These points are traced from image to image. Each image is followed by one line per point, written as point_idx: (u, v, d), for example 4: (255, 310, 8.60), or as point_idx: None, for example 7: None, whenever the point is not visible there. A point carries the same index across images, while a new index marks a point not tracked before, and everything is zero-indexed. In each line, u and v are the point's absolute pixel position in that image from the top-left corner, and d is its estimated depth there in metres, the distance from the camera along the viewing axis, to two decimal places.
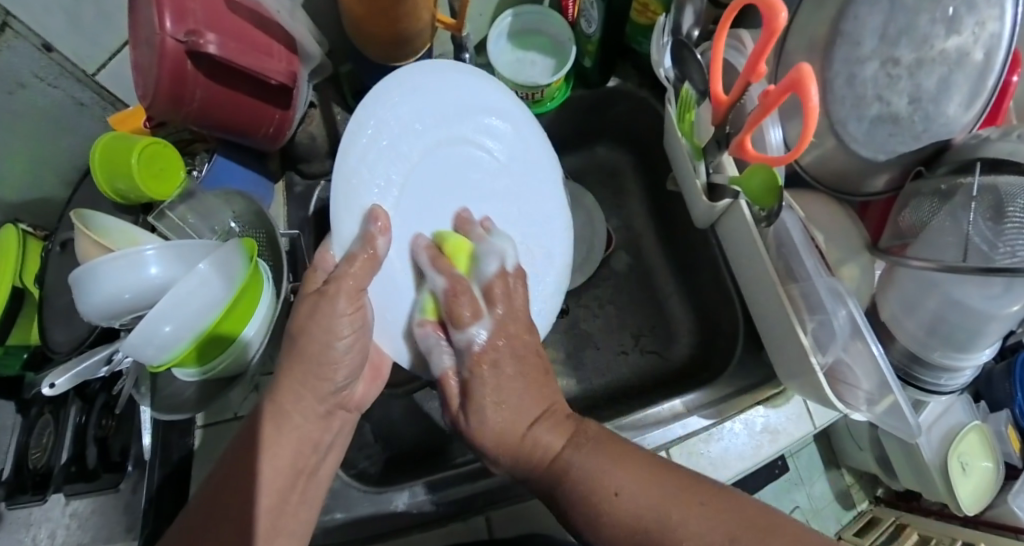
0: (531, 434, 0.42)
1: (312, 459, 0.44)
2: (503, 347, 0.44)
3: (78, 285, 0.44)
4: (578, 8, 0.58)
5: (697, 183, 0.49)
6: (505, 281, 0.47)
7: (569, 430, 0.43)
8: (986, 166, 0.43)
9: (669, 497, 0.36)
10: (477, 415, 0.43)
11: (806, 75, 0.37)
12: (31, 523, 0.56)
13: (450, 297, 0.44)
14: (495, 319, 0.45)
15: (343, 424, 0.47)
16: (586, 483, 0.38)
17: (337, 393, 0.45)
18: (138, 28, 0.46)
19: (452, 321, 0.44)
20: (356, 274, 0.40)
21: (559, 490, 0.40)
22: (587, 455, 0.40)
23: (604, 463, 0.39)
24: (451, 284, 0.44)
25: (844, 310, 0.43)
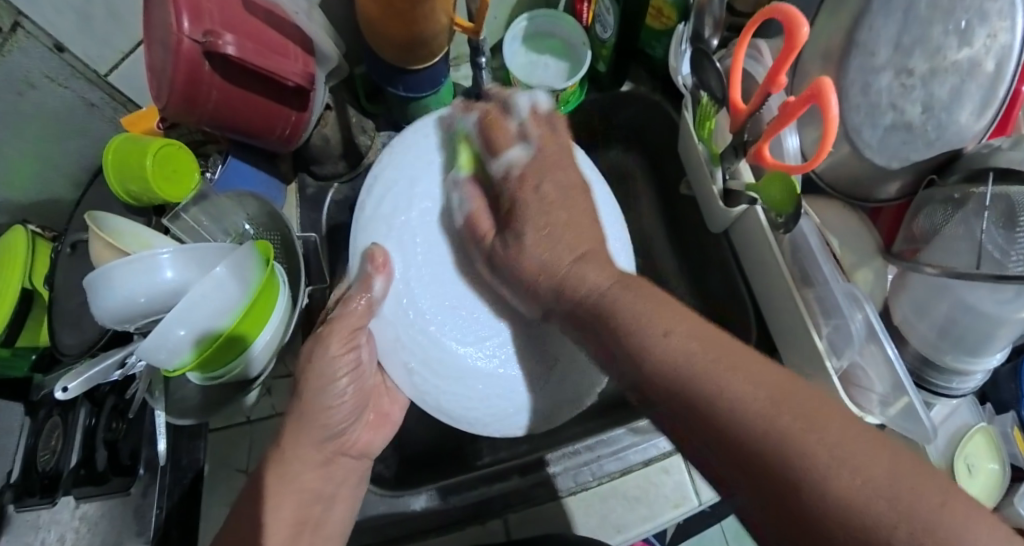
0: (575, 271, 0.37)
1: (314, 510, 0.43)
2: (539, 183, 0.40)
3: (92, 288, 0.43)
4: (592, 13, 0.58)
5: (714, 189, 0.51)
6: (544, 122, 0.43)
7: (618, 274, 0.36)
8: (998, 175, 0.44)
9: (704, 354, 0.29)
10: (518, 232, 0.39)
11: (826, 86, 0.38)
12: (41, 526, 0.55)
13: (485, 131, 0.43)
14: (535, 150, 0.42)
15: (348, 472, 0.47)
16: (634, 328, 0.32)
17: (336, 437, 0.45)
18: (153, 29, 0.45)
19: (490, 152, 0.43)
20: (354, 312, 0.42)
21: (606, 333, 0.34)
22: (640, 307, 0.33)
23: (658, 327, 0.31)
24: (483, 115, 0.44)
25: (860, 314, 0.44)
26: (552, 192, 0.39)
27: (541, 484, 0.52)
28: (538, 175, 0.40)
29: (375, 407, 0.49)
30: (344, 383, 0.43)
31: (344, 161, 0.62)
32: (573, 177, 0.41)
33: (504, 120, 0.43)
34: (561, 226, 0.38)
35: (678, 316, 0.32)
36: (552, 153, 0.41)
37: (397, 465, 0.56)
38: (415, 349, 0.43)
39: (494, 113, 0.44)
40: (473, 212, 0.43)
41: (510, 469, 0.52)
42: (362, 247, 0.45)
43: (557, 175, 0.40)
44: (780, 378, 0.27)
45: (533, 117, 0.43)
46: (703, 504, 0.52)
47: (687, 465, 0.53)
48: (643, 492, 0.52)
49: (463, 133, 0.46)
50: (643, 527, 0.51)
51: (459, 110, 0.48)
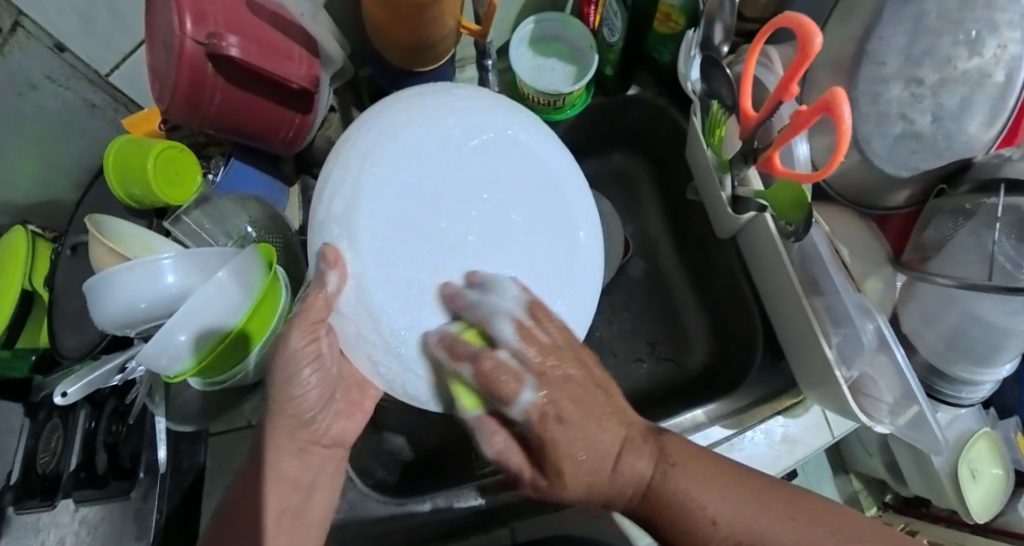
0: (619, 472, 0.41)
1: (295, 499, 0.43)
2: (561, 414, 0.40)
3: (93, 292, 0.43)
4: (599, 16, 0.57)
5: (723, 196, 0.50)
6: (533, 331, 0.40)
7: (653, 449, 0.42)
8: (1009, 186, 0.44)
9: (743, 514, 0.39)
10: (556, 473, 0.41)
11: (839, 97, 0.37)
12: (41, 529, 0.54)
13: (484, 381, 0.38)
14: (543, 394, 0.39)
15: (324, 460, 0.46)
16: (688, 521, 0.39)
17: (306, 426, 0.44)
18: (156, 32, 0.44)
19: (500, 401, 0.39)
20: (318, 308, 0.38)
21: (659, 520, 0.41)
22: (681, 477, 0.40)
23: (695, 481, 0.40)
24: (473, 364, 0.38)
25: (872, 324, 0.44)
26: (574, 413, 0.40)
27: None
28: (557, 411, 0.40)
29: (346, 394, 0.48)
30: (307, 373, 0.41)
31: None
32: (580, 373, 0.41)
33: (495, 359, 0.39)
34: (593, 435, 0.40)
35: (694, 471, 0.41)
36: (555, 363, 0.40)
37: (400, 471, 0.55)
38: (381, 349, 0.39)
39: (484, 353, 0.38)
40: (502, 451, 0.42)
41: None
42: (317, 245, 0.40)
43: (569, 386, 0.40)
44: (789, 510, 0.39)
45: (532, 317, 0.40)
46: None
47: None
48: None
49: (454, 377, 0.39)
50: None
51: (453, 286, 0.39)
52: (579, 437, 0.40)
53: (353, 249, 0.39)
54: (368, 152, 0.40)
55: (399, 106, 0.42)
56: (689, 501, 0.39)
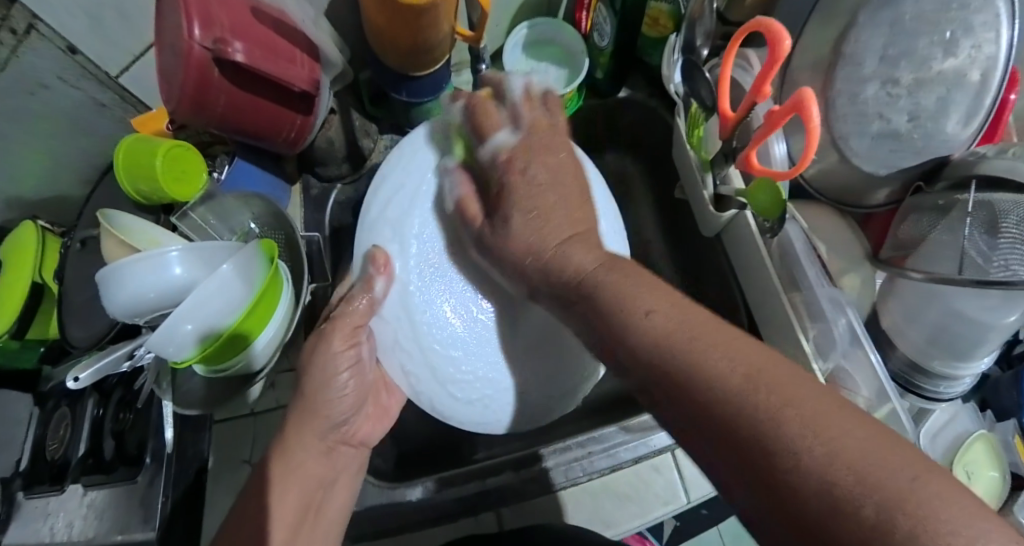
0: (564, 249, 0.36)
1: (318, 496, 0.45)
2: (528, 165, 0.40)
3: (104, 283, 0.45)
4: (591, 21, 0.60)
5: (705, 194, 0.51)
6: (535, 99, 0.44)
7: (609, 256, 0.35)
8: (982, 183, 0.45)
9: (750, 363, 0.25)
10: (506, 218, 0.39)
11: (808, 97, 0.39)
12: (49, 513, 0.55)
13: (475, 116, 0.45)
14: (523, 135, 0.42)
15: (349, 460, 0.48)
16: (640, 332, 0.29)
17: (337, 428, 0.47)
18: (165, 35, 0.47)
19: (479, 135, 0.44)
20: (360, 311, 0.43)
21: (617, 330, 0.30)
22: (623, 280, 0.31)
23: (641, 291, 0.30)
24: (472, 101, 0.45)
25: (843, 318, 0.46)
26: (541, 174, 0.40)
27: (534, 479, 0.53)
28: (525, 156, 0.41)
29: (375, 400, 0.50)
30: (344, 376, 0.45)
31: (348, 163, 0.64)
32: (566, 156, 0.42)
33: (494, 105, 0.45)
34: (550, 206, 0.38)
35: (658, 288, 0.31)
36: (539, 133, 0.42)
37: (394, 460, 0.57)
38: (417, 355, 0.44)
39: (485, 98, 0.45)
40: (465, 198, 0.44)
41: (503, 465, 0.53)
42: (365, 247, 0.46)
43: (543, 156, 0.41)
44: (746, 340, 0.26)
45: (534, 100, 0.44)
46: (691, 502, 0.54)
47: (677, 464, 0.54)
48: (635, 489, 0.53)
49: (456, 126, 0.47)
50: (632, 523, 0.53)
51: (497, 75, 0.47)
52: (545, 193, 0.39)
53: (398, 257, 0.45)
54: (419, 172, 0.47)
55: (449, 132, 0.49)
56: (677, 333, 0.27)
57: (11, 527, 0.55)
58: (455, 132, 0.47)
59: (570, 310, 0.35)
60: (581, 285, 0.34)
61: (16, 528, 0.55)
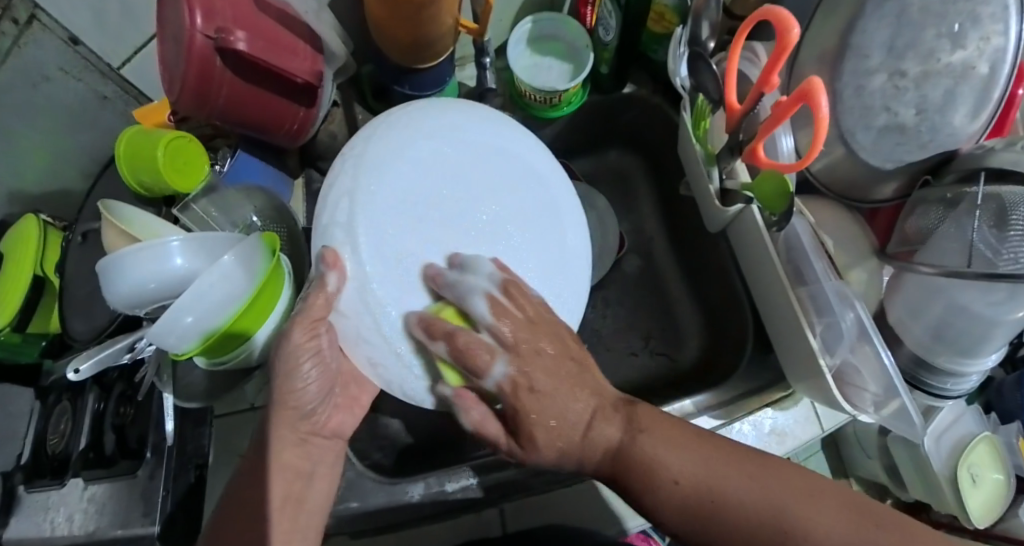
0: (589, 440, 0.41)
1: (298, 486, 0.44)
2: (534, 377, 0.41)
3: (105, 272, 0.45)
4: (595, 15, 0.59)
5: (711, 188, 0.52)
6: (506, 308, 0.42)
7: (625, 417, 0.42)
8: (991, 175, 0.45)
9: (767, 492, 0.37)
10: (529, 437, 0.41)
11: (816, 87, 0.39)
12: (50, 506, 0.55)
13: (456, 355, 0.40)
14: (513, 355, 0.41)
15: (323, 452, 0.47)
16: (654, 465, 0.40)
17: (307, 418, 0.45)
18: (167, 25, 0.47)
19: (473, 373, 0.41)
20: (320, 307, 0.40)
21: (646, 489, 0.40)
22: (647, 438, 0.40)
23: (660, 439, 0.40)
24: (449, 340, 0.40)
25: (851, 313, 0.45)
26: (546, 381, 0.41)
27: (536, 476, 0.52)
28: (529, 381, 0.41)
29: (346, 389, 0.48)
30: (308, 369, 0.42)
31: None
32: (555, 347, 0.42)
33: (471, 336, 0.41)
34: (561, 409, 0.41)
35: (668, 429, 0.41)
36: (528, 339, 0.41)
37: (396, 455, 0.57)
38: (382, 348, 0.42)
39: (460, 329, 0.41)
40: (479, 422, 0.43)
41: (506, 460, 0.52)
42: (317, 246, 0.42)
43: (546, 360, 0.41)
44: (758, 470, 0.38)
45: (507, 295, 0.42)
46: None
47: None
48: None
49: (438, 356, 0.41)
50: (637, 519, 0.52)
51: (436, 267, 0.43)
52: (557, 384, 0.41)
53: (354, 256, 0.41)
54: (376, 167, 0.43)
55: (410, 119, 0.46)
56: (725, 489, 0.38)
57: (12, 522, 0.55)
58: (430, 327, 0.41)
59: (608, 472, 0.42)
60: (621, 454, 0.41)
61: (17, 522, 0.55)
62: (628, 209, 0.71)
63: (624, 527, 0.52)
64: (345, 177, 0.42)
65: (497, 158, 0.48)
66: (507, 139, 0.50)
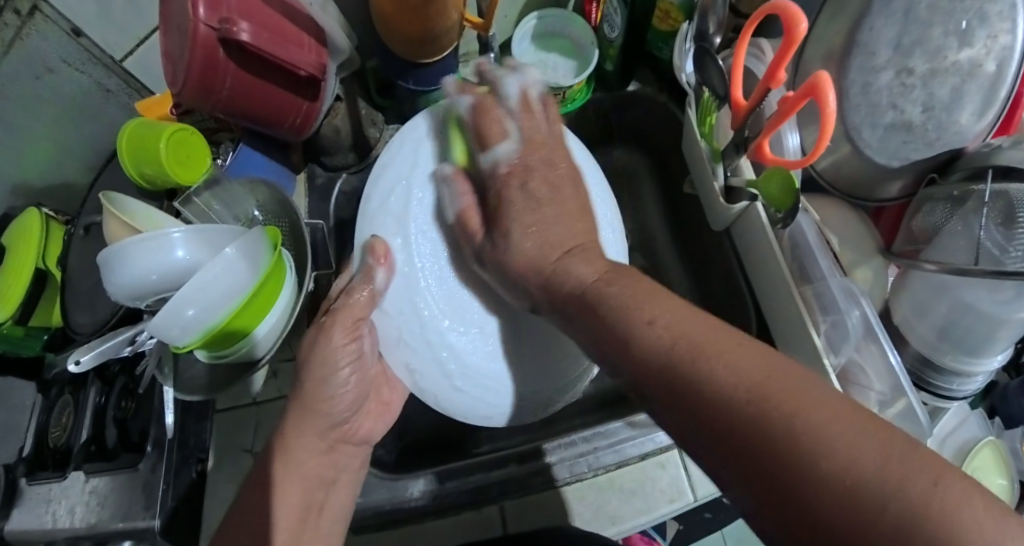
0: (561, 266, 0.39)
1: (319, 495, 0.43)
2: (524, 178, 0.44)
3: (107, 263, 0.45)
4: (600, 12, 0.59)
5: (715, 185, 0.51)
6: (531, 107, 0.47)
7: (606, 266, 0.37)
8: (997, 173, 0.44)
9: (755, 368, 0.26)
10: (506, 232, 0.42)
11: (823, 81, 0.39)
12: (51, 499, 0.54)
13: (478, 116, 0.47)
14: (524, 145, 0.45)
15: (349, 459, 0.47)
16: (625, 316, 0.32)
17: (338, 425, 0.46)
18: (171, 16, 0.47)
19: (480, 142, 0.46)
20: (360, 304, 0.43)
21: (617, 341, 0.32)
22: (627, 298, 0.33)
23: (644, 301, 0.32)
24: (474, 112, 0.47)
25: (856, 310, 0.44)
26: (539, 190, 0.43)
27: (537, 474, 0.52)
28: (525, 173, 0.44)
29: (376, 395, 0.49)
30: (345, 371, 0.44)
31: (354, 153, 0.64)
32: (568, 170, 0.45)
33: (497, 107, 0.47)
34: (541, 220, 0.41)
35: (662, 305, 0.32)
36: (537, 157, 0.45)
37: (398, 451, 0.56)
38: (420, 352, 0.46)
39: (490, 105, 0.47)
40: (466, 207, 0.46)
41: (508, 458, 0.52)
42: (364, 237, 0.47)
43: (539, 175, 0.44)
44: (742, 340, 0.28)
45: (541, 101, 0.47)
46: (698, 500, 0.51)
47: (684, 461, 0.52)
48: (639, 485, 0.51)
49: (455, 115, 0.49)
50: (637, 519, 0.51)
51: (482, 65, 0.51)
52: (542, 196, 0.43)
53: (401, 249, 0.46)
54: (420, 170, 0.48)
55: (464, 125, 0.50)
56: (701, 355, 0.28)
57: (13, 514, 0.55)
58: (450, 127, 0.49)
59: (576, 324, 0.36)
60: (590, 303, 0.35)
61: (18, 515, 0.55)
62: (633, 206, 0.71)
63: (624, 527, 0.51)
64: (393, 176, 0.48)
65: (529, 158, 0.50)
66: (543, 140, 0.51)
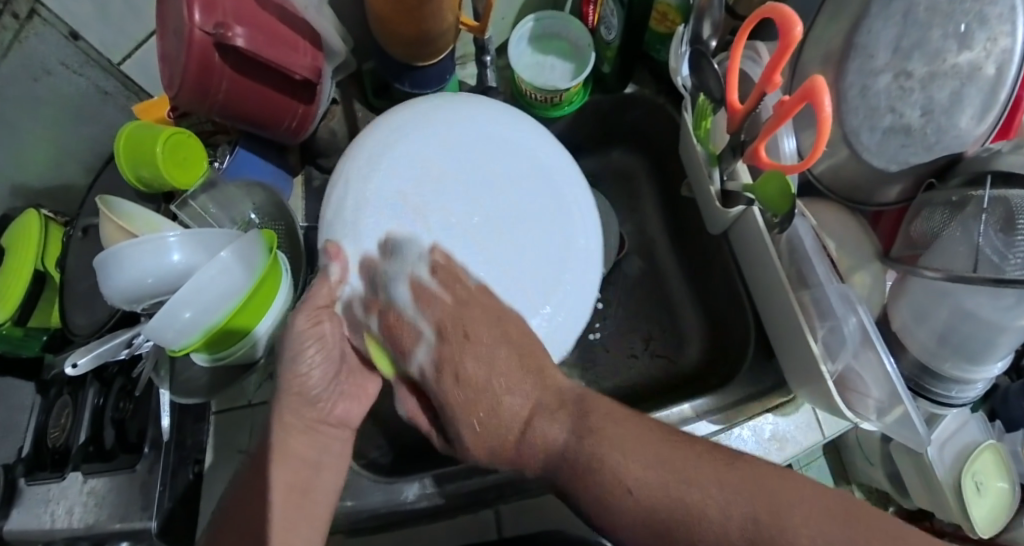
0: (528, 437, 0.39)
1: (305, 477, 0.41)
2: (464, 350, 0.40)
3: (103, 267, 0.45)
4: (599, 14, 0.59)
5: (711, 189, 0.51)
6: (431, 292, 0.42)
7: (569, 414, 0.39)
8: (997, 178, 0.45)
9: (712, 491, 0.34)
10: (459, 436, 0.40)
11: (820, 86, 0.39)
12: (50, 499, 0.55)
13: (388, 333, 0.42)
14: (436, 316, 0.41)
15: (331, 441, 0.43)
16: (591, 477, 0.37)
17: (312, 405, 0.42)
18: (168, 19, 0.47)
19: (401, 356, 0.42)
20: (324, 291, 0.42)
21: (579, 485, 0.37)
22: (597, 440, 0.37)
23: (610, 440, 0.37)
24: (382, 316, 0.42)
25: (853, 317, 0.44)
26: (476, 373, 0.39)
27: None
28: (454, 358, 0.40)
29: (352, 376, 0.45)
30: (312, 354, 0.41)
31: None
32: (491, 336, 0.40)
33: (401, 318, 0.42)
34: (495, 401, 0.39)
35: (616, 432, 0.37)
36: (455, 320, 0.41)
37: (393, 454, 0.56)
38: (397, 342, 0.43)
39: (399, 320, 0.42)
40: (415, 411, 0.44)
41: None
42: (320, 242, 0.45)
43: (473, 345, 0.40)
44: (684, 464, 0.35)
45: (433, 275, 0.43)
46: None
47: None
48: None
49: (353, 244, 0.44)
50: None
51: (371, 257, 0.44)
52: (495, 353, 0.40)
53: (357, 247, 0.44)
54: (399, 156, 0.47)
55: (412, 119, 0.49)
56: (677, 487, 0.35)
57: (13, 513, 0.55)
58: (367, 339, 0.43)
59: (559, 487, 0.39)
60: (564, 458, 0.38)
61: (18, 514, 0.55)
62: (631, 207, 0.71)
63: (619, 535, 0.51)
64: (366, 159, 0.47)
65: (512, 161, 0.50)
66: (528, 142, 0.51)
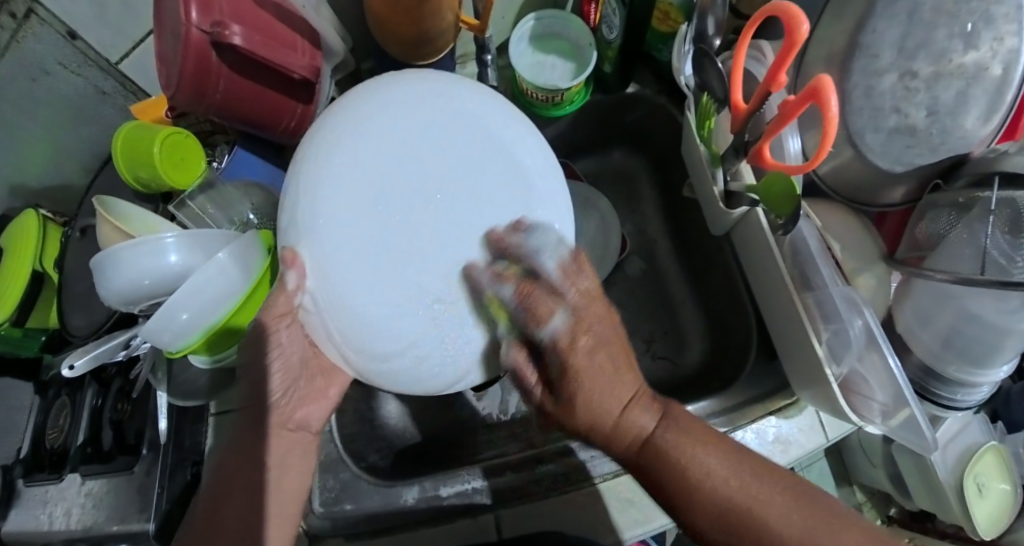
0: (624, 420, 0.41)
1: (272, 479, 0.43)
2: (592, 329, 0.41)
3: (99, 268, 0.44)
4: (599, 14, 0.58)
5: (715, 190, 0.50)
6: (575, 273, 0.41)
7: (659, 408, 0.42)
8: (1004, 179, 0.44)
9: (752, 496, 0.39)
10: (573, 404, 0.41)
11: (826, 85, 0.38)
12: (48, 500, 0.54)
13: (523, 300, 0.40)
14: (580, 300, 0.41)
15: (292, 444, 0.46)
16: (683, 465, 0.40)
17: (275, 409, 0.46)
18: (164, 19, 0.46)
19: (532, 326, 0.40)
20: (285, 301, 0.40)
21: (654, 466, 0.41)
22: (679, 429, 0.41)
23: (698, 442, 0.41)
24: (519, 284, 0.39)
25: (859, 320, 0.44)
26: (605, 360, 0.41)
27: (534, 482, 0.51)
28: (585, 325, 0.41)
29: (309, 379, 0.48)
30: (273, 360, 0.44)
31: None
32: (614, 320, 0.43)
33: (538, 287, 0.41)
34: (612, 387, 0.41)
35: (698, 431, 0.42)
36: (592, 301, 0.42)
37: (392, 456, 0.56)
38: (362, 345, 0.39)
39: (534, 291, 0.41)
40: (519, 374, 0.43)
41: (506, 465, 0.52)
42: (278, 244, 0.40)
43: (603, 324, 0.41)
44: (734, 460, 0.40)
45: (574, 262, 0.41)
46: None
47: None
48: (636, 493, 0.50)
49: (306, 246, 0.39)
50: (636, 530, 0.50)
51: (326, 263, 0.38)
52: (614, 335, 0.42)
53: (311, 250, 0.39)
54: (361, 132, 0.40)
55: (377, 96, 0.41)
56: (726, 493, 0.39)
57: (11, 515, 0.55)
58: (486, 298, 0.39)
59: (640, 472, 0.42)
60: (654, 448, 0.41)
61: (16, 516, 0.55)
62: (633, 208, 0.70)
63: (622, 538, 0.49)
64: (323, 138, 0.40)
65: (490, 151, 0.42)
66: (508, 131, 0.43)
